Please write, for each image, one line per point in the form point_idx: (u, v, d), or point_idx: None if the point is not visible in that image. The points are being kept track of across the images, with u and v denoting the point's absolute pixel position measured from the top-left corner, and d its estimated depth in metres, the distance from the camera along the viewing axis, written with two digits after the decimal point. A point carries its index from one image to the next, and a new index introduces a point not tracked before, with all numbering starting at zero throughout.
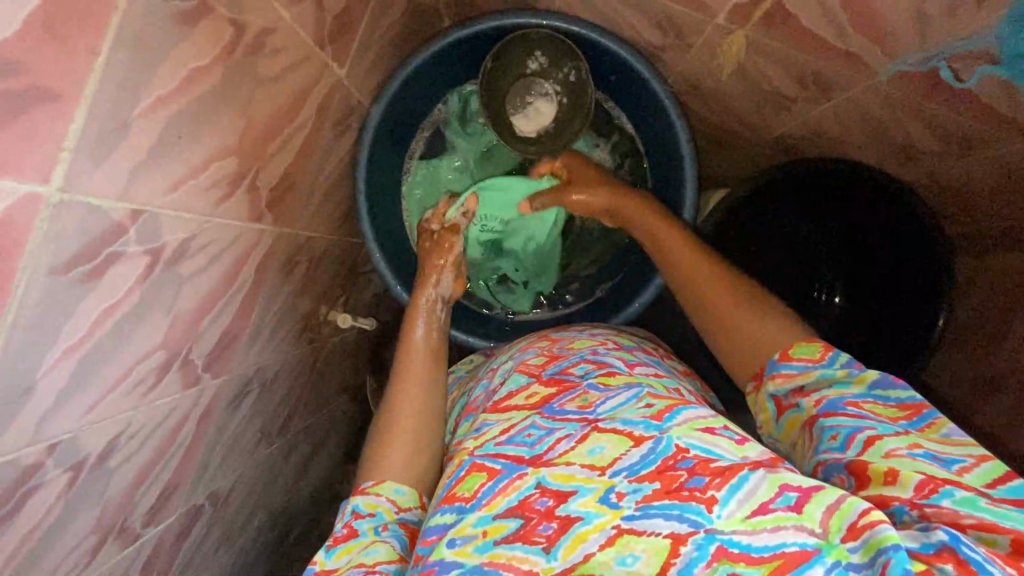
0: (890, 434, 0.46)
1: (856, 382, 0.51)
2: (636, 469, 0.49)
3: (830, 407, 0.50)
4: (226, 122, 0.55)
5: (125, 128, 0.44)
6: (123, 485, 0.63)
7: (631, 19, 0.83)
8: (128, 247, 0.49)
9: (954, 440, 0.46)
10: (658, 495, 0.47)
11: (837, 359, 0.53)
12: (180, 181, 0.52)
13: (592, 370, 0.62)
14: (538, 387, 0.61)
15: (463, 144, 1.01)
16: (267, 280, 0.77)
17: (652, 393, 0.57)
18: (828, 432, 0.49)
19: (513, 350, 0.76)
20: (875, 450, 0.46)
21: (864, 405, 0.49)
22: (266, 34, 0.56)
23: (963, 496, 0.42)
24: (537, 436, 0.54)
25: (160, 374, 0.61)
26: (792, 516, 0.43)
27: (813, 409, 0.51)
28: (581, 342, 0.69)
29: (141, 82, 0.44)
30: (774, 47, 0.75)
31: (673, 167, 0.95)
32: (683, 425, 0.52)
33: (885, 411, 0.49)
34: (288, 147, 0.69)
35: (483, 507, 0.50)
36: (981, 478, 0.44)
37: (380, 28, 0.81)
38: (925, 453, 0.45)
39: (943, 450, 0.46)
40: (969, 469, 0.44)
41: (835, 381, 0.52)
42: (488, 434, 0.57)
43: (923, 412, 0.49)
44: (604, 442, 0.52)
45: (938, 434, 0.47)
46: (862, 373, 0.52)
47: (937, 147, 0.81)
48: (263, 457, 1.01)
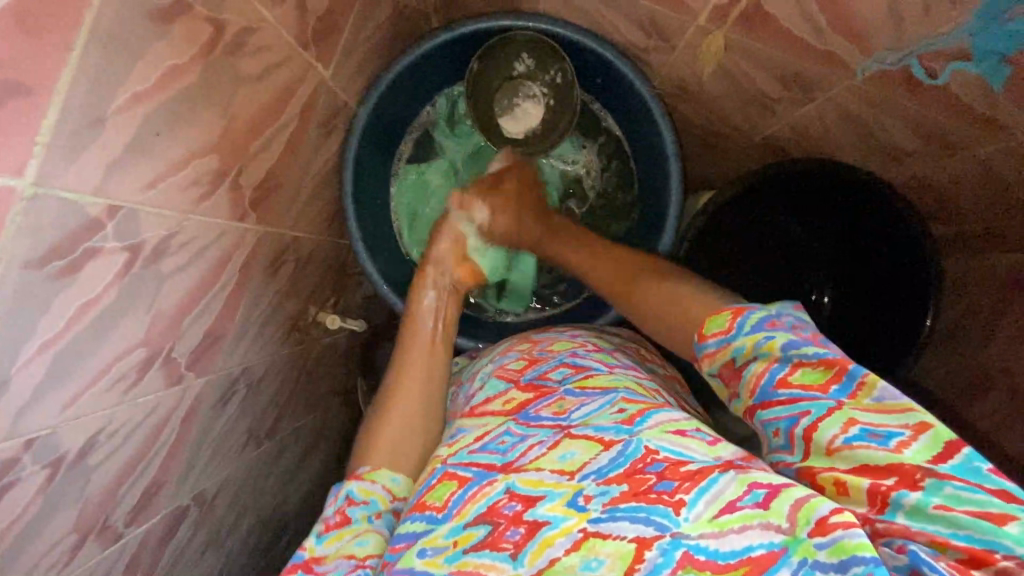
0: (825, 418, 0.45)
1: (771, 350, 0.49)
2: (605, 472, 0.49)
3: (764, 394, 0.48)
4: (205, 120, 0.56)
5: (101, 124, 0.44)
6: (104, 483, 0.63)
7: (615, 20, 0.84)
8: (105, 242, 0.49)
9: (888, 406, 0.44)
10: (626, 498, 0.46)
11: (743, 326, 0.51)
12: (158, 178, 0.52)
13: (570, 374, 0.62)
14: (516, 393, 0.61)
15: (451, 147, 1.02)
16: (251, 280, 0.77)
17: (626, 397, 0.57)
18: (770, 426, 0.48)
19: (495, 352, 0.76)
20: (817, 447, 0.45)
21: (791, 380, 0.47)
22: (246, 34, 0.57)
23: (913, 500, 0.41)
24: (509, 443, 0.54)
25: (141, 372, 0.61)
26: (759, 513, 0.43)
27: (749, 397, 0.50)
28: (559, 345, 0.69)
29: (116, 78, 0.44)
30: (756, 48, 0.75)
31: (658, 168, 0.95)
32: (654, 428, 0.52)
33: (812, 377, 0.47)
34: (271, 146, 0.69)
35: (455, 516, 0.50)
36: (923, 452, 0.42)
37: (366, 30, 0.82)
38: (860, 430, 0.44)
39: (880, 422, 0.43)
40: (909, 444, 0.42)
41: (750, 355, 0.50)
42: (461, 441, 0.58)
43: (850, 371, 0.46)
44: (575, 448, 0.52)
45: (870, 400, 0.45)
46: (770, 337, 0.49)
47: (919, 146, 0.81)
48: (250, 459, 1.00)
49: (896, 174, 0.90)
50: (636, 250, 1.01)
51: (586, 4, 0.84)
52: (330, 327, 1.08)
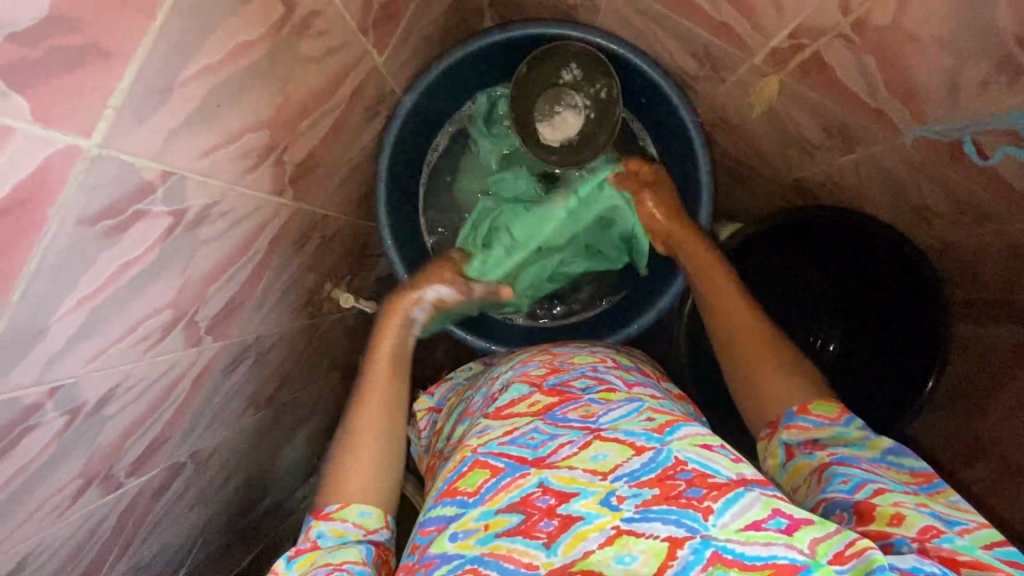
0: (898, 489, 0.52)
1: (869, 447, 0.59)
2: (636, 476, 0.51)
3: (843, 458, 0.56)
4: (263, 96, 0.56)
5: (168, 93, 0.45)
6: (114, 434, 0.65)
7: (670, 46, 0.84)
8: (154, 205, 0.50)
9: (960, 507, 0.51)
10: (657, 501, 0.49)
11: (851, 422, 0.60)
12: (211, 149, 0.53)
13: (592, 385, 0.64)
14: (540, 396, 0.62)
15: (485, 145, 1.01)
16: (276, 251, 0.78)
17: (652, 408, 0.60)
18: (840, 476, 0.54)
19: (514, 358, 0.76)
20: (883, 497, 0.51)
21: (877, 465, 0.56)
22: (313, 16, 0.57)
23: (961, 546, 0.46)
24: (539, 440, 0.56)
25: (165, 331, 0.62)
26: (783, 537, 0.46)
27: (827, 457, 0.58)
28: (580, 358, 0.71)
29: (189, 51, 0.44)
30: (807, 95, 0.76)
31: (689, 199, 0.95)
32: (683, 439, 0.54)
33: (899, 476, 0.55)
34: (317, 127, 0.70)
35: (487, 501, 0.52)
36: (979, 538, 0.47)
37: (421, 21, 0.82)
38: (930, 509, 0.50)
39: (947, 511, 0.50)
40: (969, 530, 0.48)
41: (847, 440, 0.59)
42: (490, 434, 0.58)
43: (933, 482, 0.54)
44: (606, 450, 0.54)
45: (944, 500, 0.52)
46: (874, 438, 0.59)
47: (949, 212, 0.83)
48: (243, 422, 1.02)
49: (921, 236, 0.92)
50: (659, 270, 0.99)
51: (644, 26, 0.84)
52: (342, 305, 1.11)
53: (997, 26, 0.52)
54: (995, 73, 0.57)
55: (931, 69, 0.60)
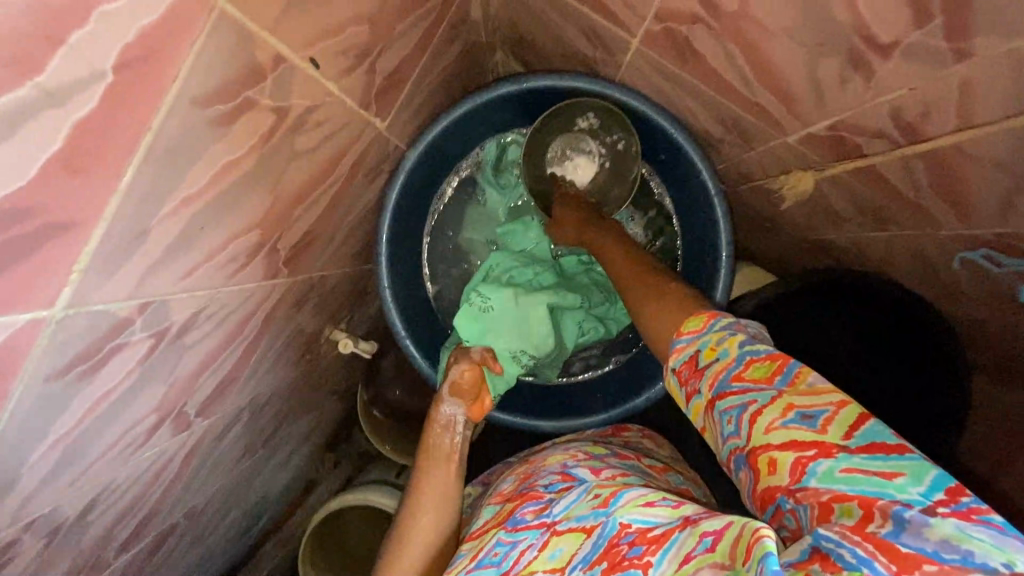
0: (766, 405, 0.42)
1: (731, 346, 0.46)
2: (589, 558, 0.48)
3: (721, 387, 0.45)
4: (254, 202, 0.51)
5: (143, 236, 0.40)
6: (100, 530, 0.63)
7: (695, 110, 0.78)
8: (132, 336, 0.46)
9: (817, 388, 0.42)
10: (606, 574, 0.45)
11: (713, 324, 0.49)
12: (196, 267, 0.49)
13: (557, 481, 0.62)
14: (507, 507, 0.61)
15: (493, 195, 0.97)
16: (270, 323, 0.74)
17: (599, 484, 0.57)
18: (723, 416, 0.44)
19: (499, 477, 0.74)
20: (756, 429, 0.42)
21: (744, 374, 0.44)
22: (309, 112, 0.52)
23: (824, 469, 0.38)
24: (502, 554, 0.54)
25: (151, 432, 0.59)
26: (708, 557, 0.41)
27: (709, 391, 0.46)
28: (553, 458, 0.68)
29: (167, 191, 0.40)
30: (843, 179, 0.70)
31: (706, 266, 0.90)
32: (626, 504, 0.50)
33: (760, 370, 0.44)
34: (314, 207, 0.65)
35: None
36: (840, 426, 0.40)
37: (428, 76, 0.76)
38: (795, 415, 0.41)
39: (810, 404, 0.41)
40: (831, 419, 0.40)
41: (710, 349, 0.47)
42: (459, 564, 0.57)
43: (791, 361, 0.44)
44: (563, 543, 0.52)
45: (806, 383, 0.42)
46: (732, 334, 0.47)
47: (982, 298, 0.78)
48: (237, 469, 1.01)
49: (949, 311, 0.88)
50: None
51: (668, 88, 0.77)
52: (341, 348, 1.07)
53: None
54: None
55: (985, 183, 0.55)
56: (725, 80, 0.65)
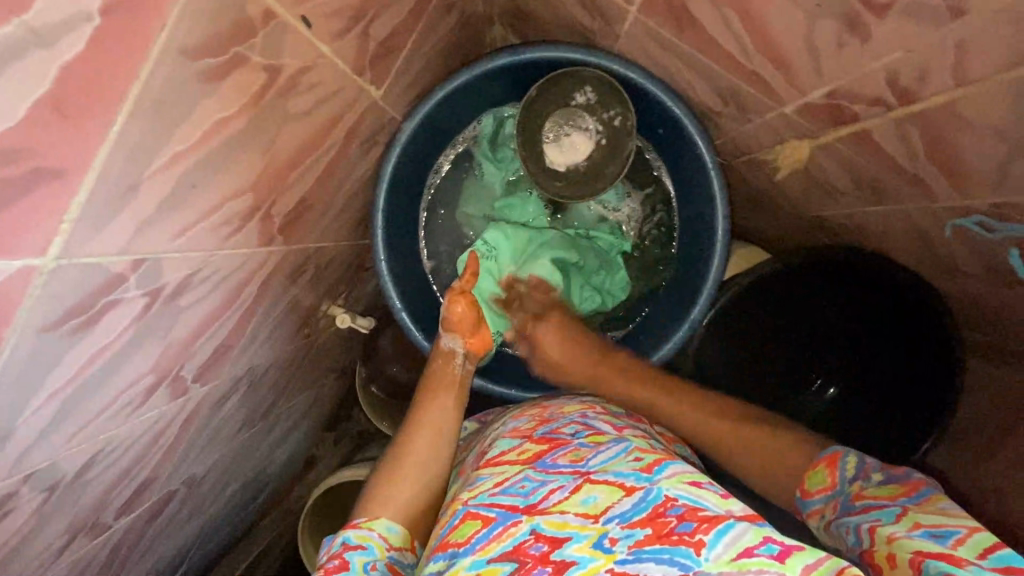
0: (892, 522, 0.49)
1: (865, 482, 0.56)
2: (627, 517, 0.50)
3: (844, 508, 0.56)
4: (247, 164, 0.52)
5: (134, 189, 0.40)
6: (98, 491, 0.64)
7: (693, 82, 0.77)
8: (126, 292, 0.47)
9: (959, 519, 0.46)
10: (651, 540, 0.47)
11: (842, 470, 0.59)
12: (189, 226, 0.49)
13: (582, 430, 0.64)
14: (530, 444, 0.62)
15: (490, 170, 0.97)
16: (267, 292, 0.75)
17: (640, 448, 0.59)
18: (844, 528, 0.53)
19: (506, 416, 0.75)
20: (879, 537, 0.49)
21: (867, 496, 0.54)
22: (302, 73, 0.52)
23: (942, 565, 0.42)
24: (530, 487, 0.55)
25: (147, 394, 0.60)
26: (775, 564, 0.44)
27: (834, 512, 0.57)
28: (569, 407, 0.70)
29: (158, 144, 0.40)
30: (839, 149, 0.69)
31: (703, 242, 0.90)
32: (671, 476, 0.53)
33: (887, 492, 0.54)
34: (309, 173, 0.65)
35: (478, 551, 0.51)
36: (973, 548, 0.43)
37: (425, 45, 0.75)
38: (921, 532, 0.46)
39: (942, 525, 0.46)
40: (963, 540, 0.44)
41: (850, 480, 0.57)
42: (480, 486, 0.58)
43: (921, 489, 0.52)
44: (597, 492, 0.53)
45: (937, 509, 0.48)
46: (866, 470, 0.57)
47: (979, 273, 0.78)
48: (238, 440, 1.02)
49: (944, 288, 0.88)
50: (664, 310, 0.95)
51: (666, 59, 0.77)
52: (339, 323, 1.08)
53: None
54: None
55: (980, 151, 0.55)
56: (722, 48, 0.65)
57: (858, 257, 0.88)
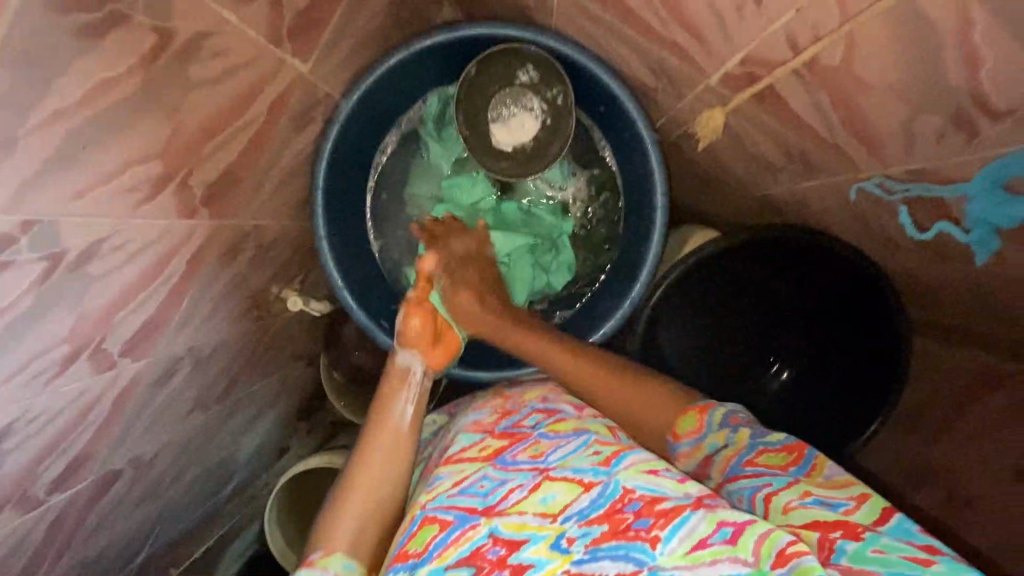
0: (782, 489, 0.53)
1: (738, 440, 0.59)
2: (586, 514, 0.51)
3: (733, 471, 0.57)
4: (148, 130, 0.52)
5: (10, 145, 0.41)
6: (20, 463, 0.64)
7: (625, 57, 0.78)
8: (19, 254, 0.47)
9: (837, 483, 0.53)
10: (607, 537, 0.49)
11: (712, 423, 0.62)
12: (87, 190, 0.49)
13: (542, 420, 0.63)
14: (491, 440, 0.61)
15: (435, 150, 0.96)
16: (200, 269, 0.75)
17: (600, 439, 0.59)
18: (735, 495, 0.56)
19: (467, 409, 0.74)
20: (774, 507, 0.52)
21: (757, 460, 0.56)
22: (202, 38, 0.52)
23: (853, 548, 0.46)
24: (488, 487, 0.54)
25: (65, 364, 0.61)
26: (727, 549, 0.46)
27: (721, 475, 0.58)
28: (530, 395, 0.71)
29: (31, 99, 0.40)
30: (763, 120, 0.70)
31: (644, 219, 0.90)
32: (629, 468, 0.53)
33: (774, 459, 0.56)
34: (230, 145, 0.65)
35: (436, 559, 0.50)
36: (865, 516, 0.49)
37: (356, 22, 0.76)
38: (813, 499, 0.51)
39: (829, 495, 0.51)
40: (852, 510, 0.49)
41: (721, 445, 0.60)
42: (439, 486, 0.56)
43: (805, 455, 0.56)
44: (555, 490, 0.53)
45: (822, 477, 0.53)
46: (735, 431, 0.60)
47: (913, 247, 0.78)
48: (192, 424, 1.03)
49: (888, 264, 0.88)
50: (609, 290, 0.95)
51: (597, 34, 0.77)
52: (291, 307, 1.08)
53: (947, 82, 0.47)
54: (946, 127, 0.52)
55: (883, 114, 0.55)
56: (640, 17, 0.65)
57: (800, 232, 0.89)
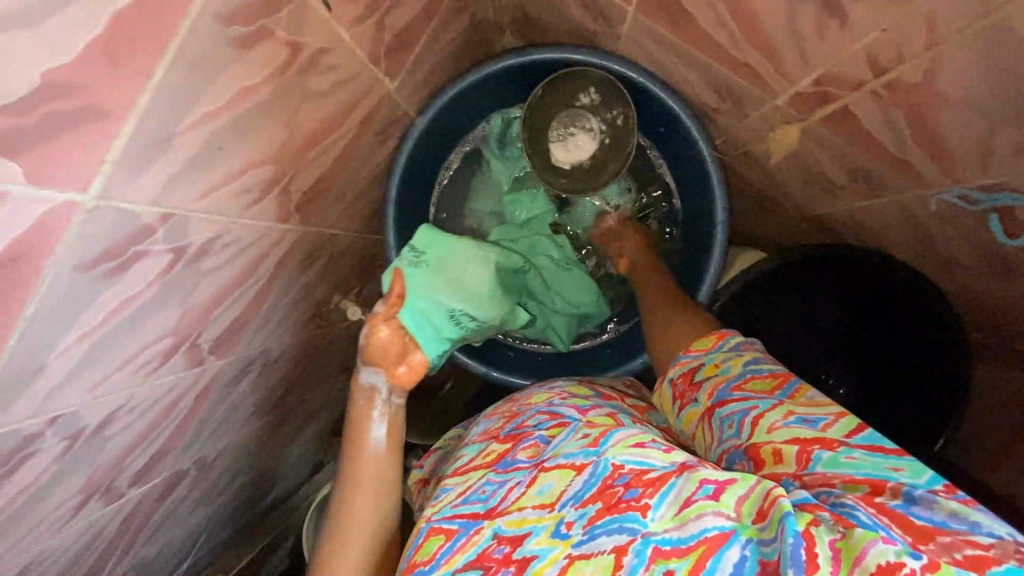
0: (769, 410, 0.51)
1: (734, 366, 0.56)
2: (580, 495, 0.48)
3: (721, 396, 0.54)
4: (269, 135, 0.56)
5: (167, 142, 0.45)
6: (113, 453, 0.66)
7: (689, 78, 0.81)
8: (154, 245, 0.50)
9: (818, 403, 0.51)
10: (600, 514, 0.46)
11: (723, 346, 0.59)
12: (214, 188, 0.53)
13: (546, 421, 0.59)
14: (495, 445, 0.59)
15: (498, 168, 1.01)
16: (282, 273, 0.78)
17: (589, 422, 0.56)
18: (725, 420, 0.53)
19: (479, 418, 0.71)
20: (760, 429, 0.50)
21: (745, 387, 0.54)
22: (322, 53, 0.57)
23: (828, 456, 0.46)
24: (490, 491, 0.53)
25: (165, 357, 0.63)
26: (712, 505, 0.43)
27: (708, 400, 0.55)
28: (537, 397, 0.66)
29: (190, 101, 0.45)
30: (829, 138, 0.72)
31: (704, 235, 0.93)
32: (617, 444, 0.50)
33: (760, 384, 0.54)
34: (326, 154, 0.70)
35: (444, 564, 0.49)
36: (842, 429, 0.48)
37: (437, 44, 0.81)
38: (795, 418, 0.49)
39: (812, 412, 0.50)
40: (831, 425, 0.48)
41: (717, 369, 0.57)
42: (444, 499, 0.54)
43: (790, 381, 0.54)
44: (551, 479, 0.50)
45: (805, 398, 0.51)
46: (739, 356, 0.57)
47: (978, 266, 0.78)
48: (252, 430, 1.05)
49: (946, 284, 0.87)
50: None
51: (662, 56, 0.81)
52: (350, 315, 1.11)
53: None
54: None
55: (962, 129, 0.57)
56: (715, 40, 0.69)
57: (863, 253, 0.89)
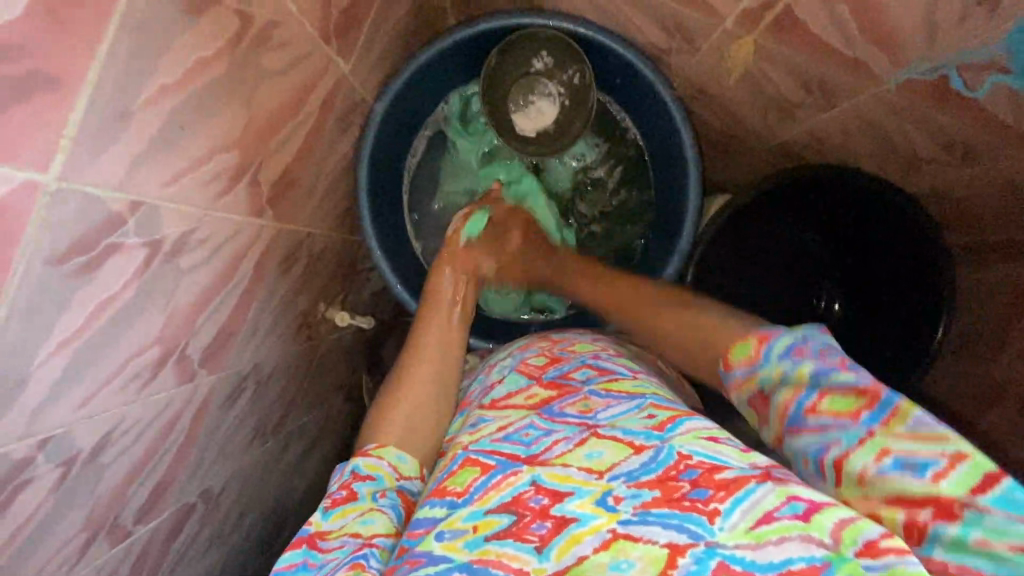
0: (855, 448, 0.43)
1: (797, 379, 0.47)
2: (636, 476, 0.46)
3: (794, 422, 0.47)
4: (231, 115, 0.56)
5: (126, 118, 0.44)
6: (113, 483, 0.63)
7: (635, 20, 0.83)
8: (128, 238, 0.48)
9: (923, 435, 0.41)
10: (658, 503, 0.43)
11: (770, 354, 0.50)
12: (182, 173, 0.52)
13: (593, 375, 0.59)
14: (538, 389, 0.58)
15: (463, 144, 1.00)
16: (266, 276, 0.75)
17: (655, 403, 0.53)
18: (800, 454, 0.47)
19: (510, 351, 0.72)
20: (847, 476, 0.43)
21: (819, 409, 0.46)
22: (272, 26, 0.57)
23: (952, 534, 0.38)
24: (533, 436, 0.51)
25: (155, 369, 0.60)
26: (799, 526, 0.40)
27: (779, 422, 0.48)
28: (581, 346, 0.65)
29: (142, 73, 0.44)
30: (784, 53, 0.75)
31: (677, 173, 0.93)
32: (684, 434, 0.48)
33: (841, 405, 0.45)
34: (290, 141, 0.68)
35: (476, 501, 0.47)
36: (960, 484, 0.39)
37: (385, 25, 0.81)
38: (892, 462, 0.41)
39: (914, 452, 0.41)
40: (945, 475, 0.39)
41: (775, 381, 0.49)
42: (483, 429, 0.54)
43: (882, 398, 0.43)
44: (602, 448, 0.49)
45: (903, 428, 0.42)
46: (796, 365, 0.48)
47: (940, 158, 0.79)
48: (264, 461, 1.00)
49: (914, 185, 0.86)
50: (653, 252, 0.99)
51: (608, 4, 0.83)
52: (339, 324, 1.05)
53: None
54: None
55: None
56: None
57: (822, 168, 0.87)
